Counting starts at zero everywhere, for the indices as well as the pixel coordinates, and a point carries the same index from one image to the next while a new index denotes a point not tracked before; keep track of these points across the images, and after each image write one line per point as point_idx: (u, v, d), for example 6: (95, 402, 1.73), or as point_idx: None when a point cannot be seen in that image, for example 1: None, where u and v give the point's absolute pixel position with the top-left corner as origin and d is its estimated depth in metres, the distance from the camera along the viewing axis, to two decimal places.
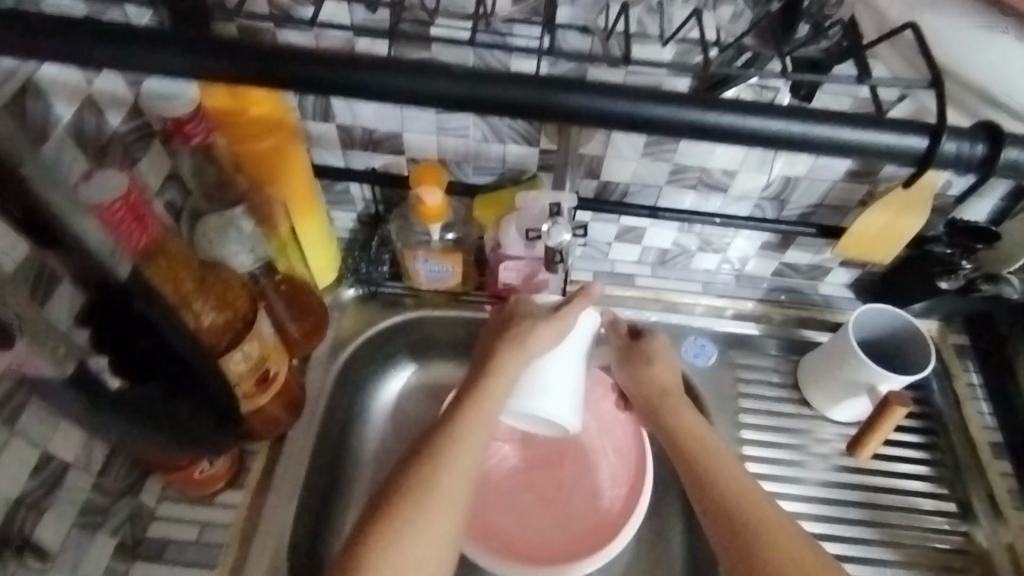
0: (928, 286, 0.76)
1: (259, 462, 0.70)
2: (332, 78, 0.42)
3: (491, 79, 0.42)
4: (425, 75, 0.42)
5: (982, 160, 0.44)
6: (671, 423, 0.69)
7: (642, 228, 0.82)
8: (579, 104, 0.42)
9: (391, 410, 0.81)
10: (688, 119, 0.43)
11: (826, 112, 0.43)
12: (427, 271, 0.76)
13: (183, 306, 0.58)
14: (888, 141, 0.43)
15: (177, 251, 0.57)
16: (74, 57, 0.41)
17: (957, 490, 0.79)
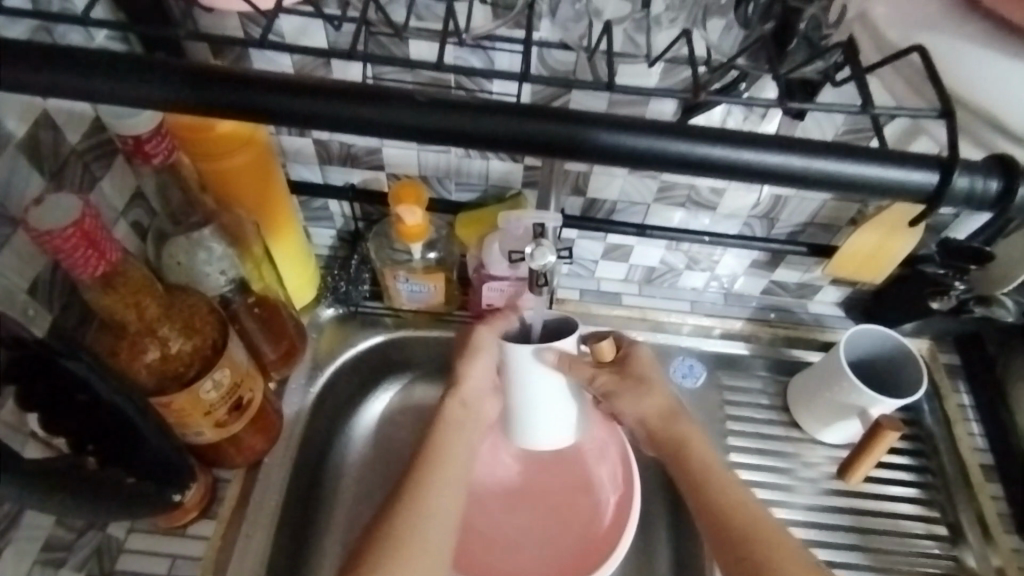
0: (918, 306, 0.75)
1: (232, 491, 0.67)
2: (292, 101, 0.40)
3: (460, 108, 0.40)
4: (388, 101, 0.40)
5: (998, 195, 0.41)
6: (680, 451, 0.65)
7: (629, 246, 0.80)
8: (577, 137, 0.40)
9: (373, 433, 0.80)
10: (674, 152, 0.40)
11: (824, 142, 0.40)
12: (408, 291, 0.74)
13: (146, 334, 0.56)
14: (893, 176, 0.40)
15: (137, 276, 0.53)
16: (18, 77, 0.39)
17: (948, 513, 0.78)
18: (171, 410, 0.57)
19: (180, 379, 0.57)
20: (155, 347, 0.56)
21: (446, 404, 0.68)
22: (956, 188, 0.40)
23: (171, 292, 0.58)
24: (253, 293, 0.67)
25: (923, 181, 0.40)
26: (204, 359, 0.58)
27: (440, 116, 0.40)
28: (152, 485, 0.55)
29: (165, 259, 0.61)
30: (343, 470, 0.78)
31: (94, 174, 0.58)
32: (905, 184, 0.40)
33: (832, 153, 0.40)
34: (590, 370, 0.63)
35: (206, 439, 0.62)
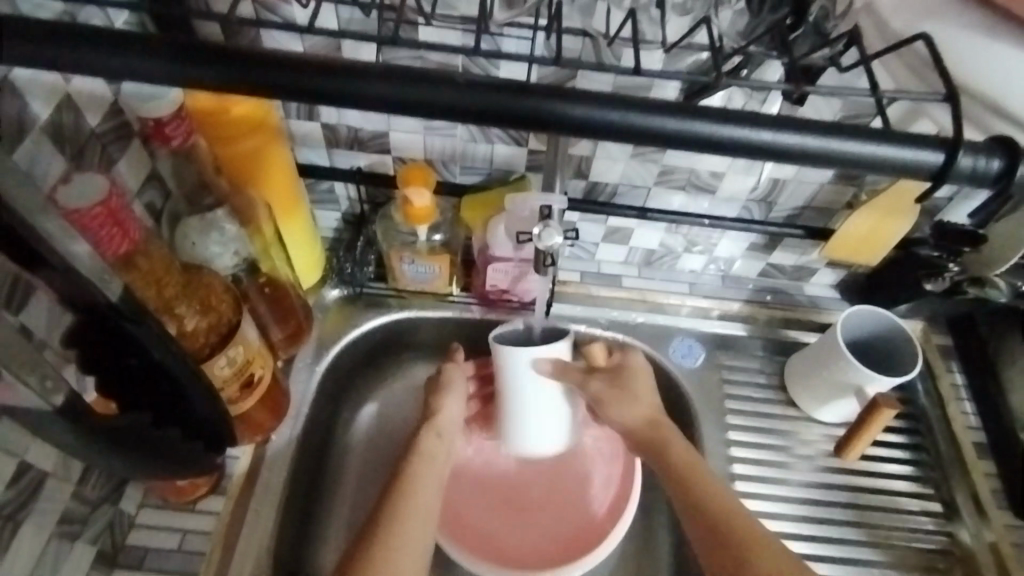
0: (912, 288, 0.77)
1: (242, 468, 0.69)
2: (301, 83, 0.41)
3: (473, 87, 0.41)
4: (400, 83, 0.41)
5: (999, 174, 0.43)
6: (674, 455, 0.66)
7: (629, 229, 0.81)
8: (579, 115, 0.41)
9: (376, 413, 0.82)
10: (674, 129, 0.42)
11: (830, 123, 0.42)
12: (412, 273, 0.76)
13: (165, 311, 0.57)
14: (903, 155, 0.42)
15: (159, 254, 0.56)
16: (51, 60, 0.40)
17: (942, 490, 0.80)
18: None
19: (197, 356, 0.58)
20: (171, 324, 0.57)
21: (423, 435, 0.70)
22: (960, 167, 0.42)
23: (187, 271, 0.60)
24: (262, 274, 0.68)
25: (930, 158, 0.42)
26: (219, 338, 0.59)
27: (453, 101, 0.41)
28: (199, 444, 0.60)
29: (178, 236, 0.61)
30: (348, 448, 0.79)
31: (111, 157, 0.59)
32: (913, 163, 0.42)
33: (839, 134, 0.42)
34: (580, 375, 0.67)
35: None
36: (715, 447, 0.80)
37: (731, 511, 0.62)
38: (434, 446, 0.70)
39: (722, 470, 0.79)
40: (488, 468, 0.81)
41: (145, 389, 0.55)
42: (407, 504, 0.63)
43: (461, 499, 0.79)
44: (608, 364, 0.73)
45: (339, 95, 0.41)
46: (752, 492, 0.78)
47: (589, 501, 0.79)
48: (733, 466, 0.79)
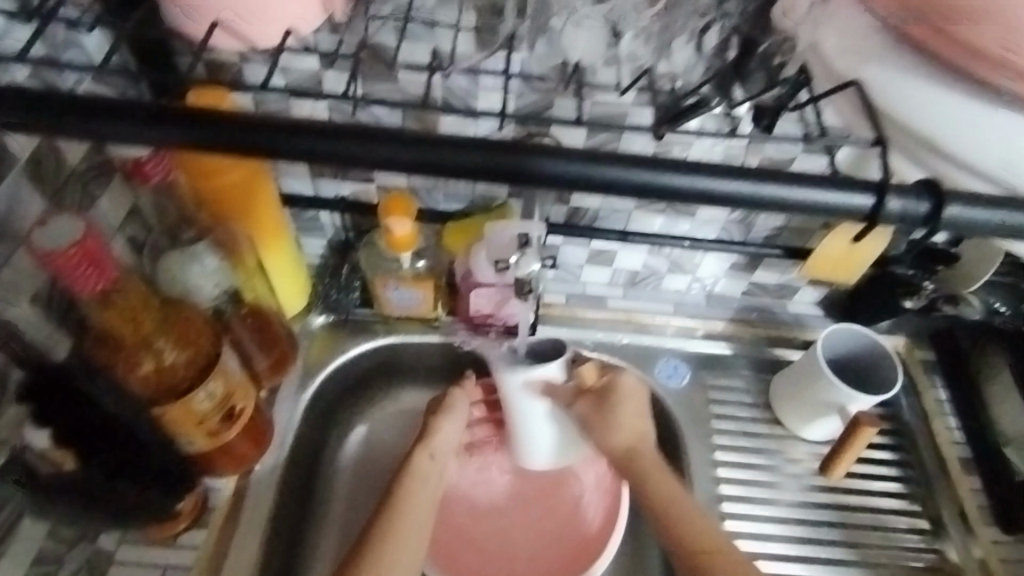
0: (892, 308, 0.80)
1: (225, 499, 0.69)
2: (269, 137, 0.42)
3: (446, 146, 0.42)
4: (366, 137, 0.43)
5: (926, 217, 0.43)
6: (647, 482, 0.67)
7: (612, 251, 0.82)
8: (546, 169, 0.42)
9: (365, 440, 0.82)
10: (636, 179, 0.43)
11: (780, 171, 0.43)
12: (397, 298, 0.77)
13: (143, 346, 0.56)
14: (832, 199, 0.43)
15: (137, 291, 0.55)
16: (27, 113, 0.41)
17: (929, 506, 0.80)
18: (165, 421, 0.59)
19: (174, 391, 0.58)
20: (149, 359, 0.57)
21: (416, 455, 0.70)
22: (890, 210, 0.43)
23: (167, 305, 0.59)
24: (244, 303, 0.68)
25: (861, 202, 0.43)
26: (197, 370, 0.60)
27: (410, 153, 0.42)
28: (154, 494, 0.62)
29: (160, 270, 0.62)
30: (336, 474, 0.80)
31: (92, 193, 0.60)
32: (841, 207, 0.43)
33: (794, 184, 0.43)
34: (569, 394, 0.69)
35: (198, 448, 0.63)
36: (701, 467, 0.80)
37: (697, 531, 0.64)
38: (427, 474, 0.69)
39: (709, 490, 0.79)
40: (477, 497, 0.81)
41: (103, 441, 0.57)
42: (387, 544, 0.63)
43: (452, 523, 0.79)
44: (597, 381, 0.70)
45: (302, 150, 0.42)
46: (740, 513, 0.78)
47: (580, 522, 0.79)
48: (719, 487, 0.79)
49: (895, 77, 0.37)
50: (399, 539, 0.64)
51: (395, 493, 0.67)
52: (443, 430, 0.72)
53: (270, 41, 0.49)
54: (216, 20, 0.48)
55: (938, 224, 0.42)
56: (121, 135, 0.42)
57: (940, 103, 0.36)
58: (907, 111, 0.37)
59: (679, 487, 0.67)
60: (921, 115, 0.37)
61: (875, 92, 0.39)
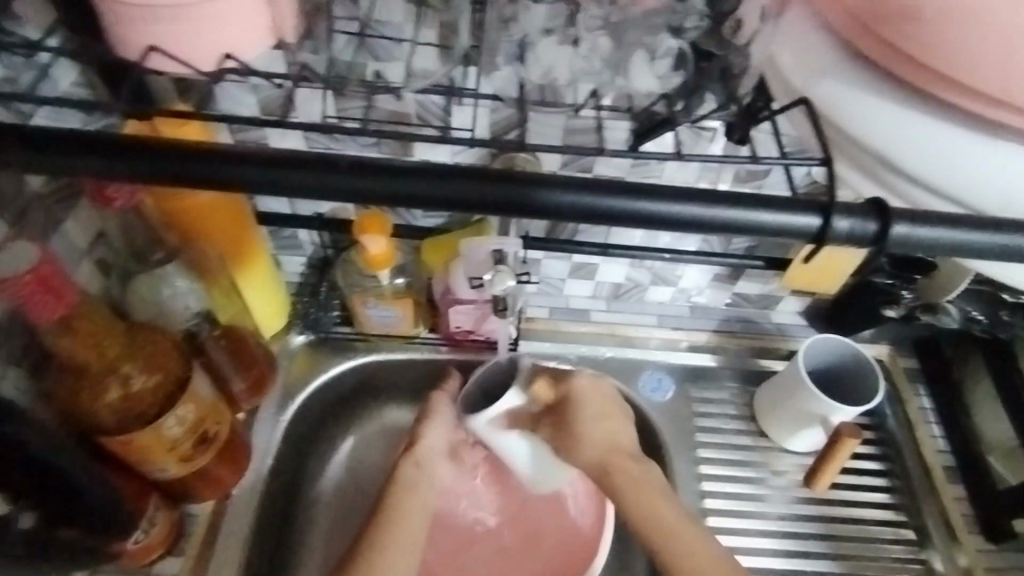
0: (872, 317, 0.81)
1: (201, 524, 0.69)
2: (226, 173, 0.43)
3: (405, 174, 0.43)
4: (322, 170, 0.43)
5: (874, 237, 0.43)
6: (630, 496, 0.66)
7: (594, 264, 0.81)
8: (507, 199, 0.43)
9: (348, 460, 0.81)
10: (594, 207, 0.43)
11: (739, 194, 0.44)
12: (377, 317, 0.76)
13: (109, 373, 0.57)
14: (781, 220, 0.44)
15: (100, 317, 0.57)
16: None
17: (915, 516, 0.80)
18: (132, 449, 0.58)
19: (143, 417, 0.58)
20: (116, 386, 0.57)
21: (402, 464, 0.71)
22: (835, 230, 0.43)
23: (134, 329, 0.60)
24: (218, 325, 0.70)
25: (806, 222, 0.44)
26: (166, 396, 0.60)
27: (368, 184, 0.43)
28: (87, 540, 0.60)
29: (130, 295, 0.65)
30: (315, 498, 0.79)
31: (57, 217, 0.59)
32: (788, 228, 0.44)
33: (752, 207, 0.44)
34: (529, 417, 0.71)
35: (172, 474, 0.63)
36: (685, 481, 0.80)
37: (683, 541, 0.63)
38: (416, 478, 0.71)
39: (693, 504, 0.78)
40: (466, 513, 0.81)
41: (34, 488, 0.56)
42: (383, 549, 0.64)
43: (444, 541, 0.79)
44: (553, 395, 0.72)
45: (257, 181, 0.43)
46: (725, 526, 0.78)
47: (573, 526, 0.80)
48: (704, 500, 0.79)
49: (851, 95, 0.38)
50: (396, 543, 0.65)
51: (390, 502, 0.68)
52: (429, 434, 0.74)
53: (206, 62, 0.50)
54: (153, 44, 0.48)
55: (885, 243, 0.43)
56: (82, 168, 0.43)
57: (901, 120, 0.37)
58: (865, 129, 0.38)
59: (664, 499, 0.66)
60: (877, 133, 0.37)
61: (835, 109, 0.39)
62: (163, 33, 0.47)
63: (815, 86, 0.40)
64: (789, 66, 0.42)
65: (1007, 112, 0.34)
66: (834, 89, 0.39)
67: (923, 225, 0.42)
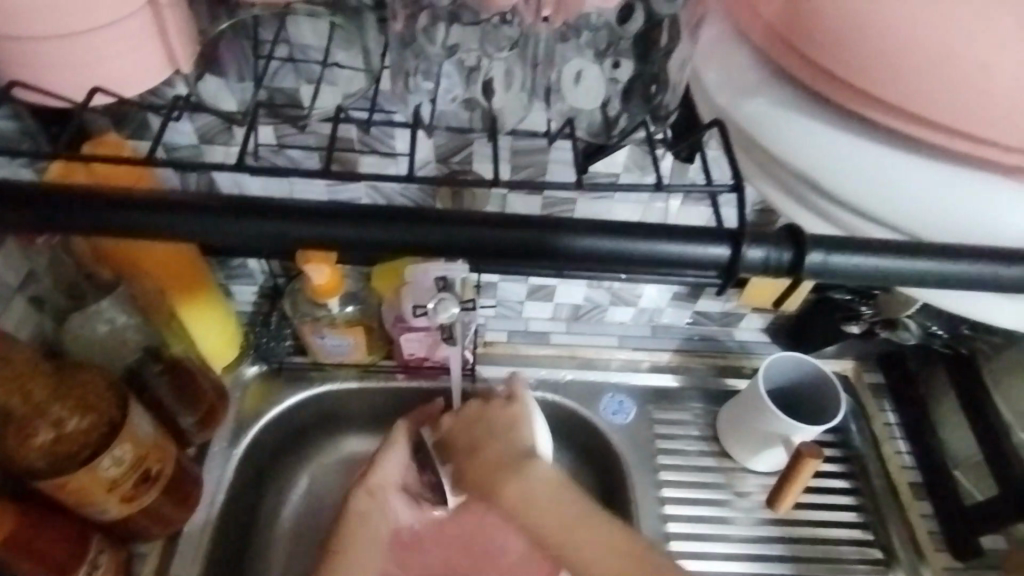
0: (832, 336, 0.81)
1: (150, 564, 0.68)
2: (111, 221, 0.40)
3: (294, 219, 0.40)
4: (229, 215, 0.40)
5: (790, 266, 0.41)
6: (534, 517, 0.57)
7: (552, 285, 0.80)
8: (426, 236, 0.40)
9: (306, 491, 0.81)
10: (517, 242, 0.41)
11: (653, 226, 0.42)
12: (328, 346, 0.76)
13: (38, 416, 0.57)
14: (692, 251, 0.41)
15: (23, 361, 0.56)
16: None
17: (881, 535, 0.79)
18: (68, 491, 0.58)
19: (76, 459, 0.58)
20: (47, 429, 0.57)
21: (356, 493, 0.72)
22: (747, 260, 0.41)
23: (64, 370, 0.60)
24: (161, 361, 0.69)
25: (715, 253, 0.41)
26: (102, 436, 0.59)
27: (265, 230, 0.40)
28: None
29: (66, 337, 0.66)
30: (273, 531, 0.78)
31: None
32: (700, 259, 0.41)
33: (668, 239, 0.41)
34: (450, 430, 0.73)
35: (114, 515, 0.63)
36: (648, 503, 0.78)
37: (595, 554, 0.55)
38: None
39: (654, 529, 0.77)
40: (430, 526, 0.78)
41: None
42: None
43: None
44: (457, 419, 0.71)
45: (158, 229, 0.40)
46: (690, 551, 0.77)
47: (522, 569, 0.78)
48: (667, 525, 0.78)
49: (772, 116, 0.37)
50: None
51: None
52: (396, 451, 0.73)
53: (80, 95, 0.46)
54: (16, 77, 0.44)
55: (802, 271, 0.41)
56: None
57: (827, 144, 0.35)
58: (794, 152, 0.36)
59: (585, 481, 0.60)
60: (809, 157, 0.36)
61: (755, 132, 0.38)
62: (28, 69, 0.44)
63: (740, 104, 0.38)
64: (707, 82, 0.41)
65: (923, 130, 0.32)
66: (760, 108, 0.37)
67: (840, 253, 0.40)
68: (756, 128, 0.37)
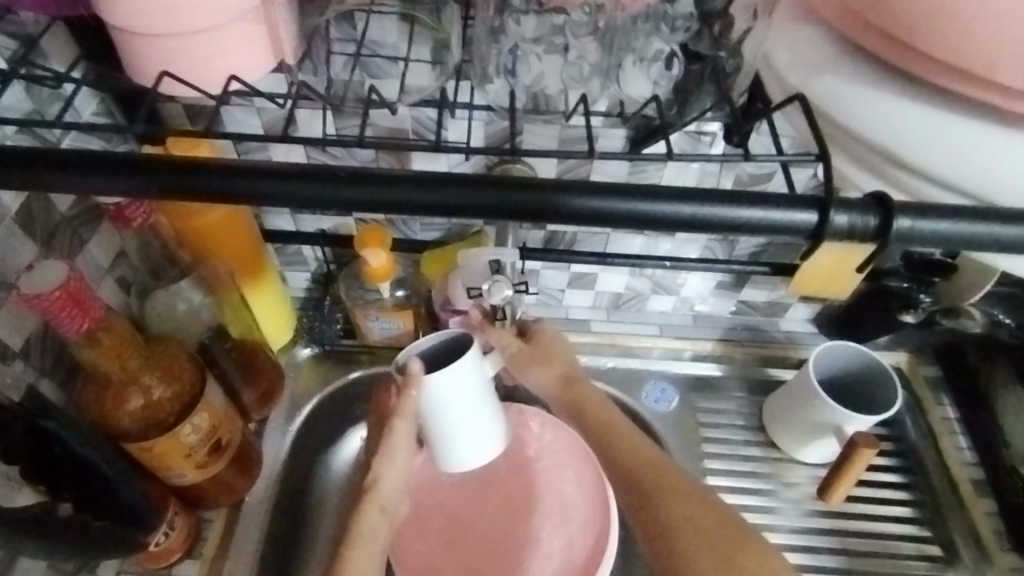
0: (888, 325, 0.79)
1: (216, 529, 0.76)
2: (194, 182, 0.50)
3: (381, 179, 0.50)
4: (297, 177, 0.50)
5: (877, 229, 0.48)
6: (628, 470, 0.62)
7: (593, 274, 0.81)
8: (463, 199, 0.49)
9: (350, 470, 0.84)
10: (580, 206, 0.49)
11: (742, 194, 0.49)
12: (379, 329, 0.80)
13: (131, 382, 0.66)
14: (778, 217, 0.49)
15: (120, 331, 0.64)
16: (21, 180, 0.50)
17: (940, 532, 0.76)
18: (153, 454, 0.67)
19: (161, 424, 0.67)
20: (138, 395, 0.67)
21: (363, 509, 0.63)
22: (834, 224, 0.48)
23: (152, 343, 0.69)
24: (230, 339, 0.77)
25: (805, 219, 0.48)
26: (183, 405, 0.69)
27: (338, 194, 0.50)
28: (117, 527, 0.65)
29: (149, 312, 0.72)
30: (323, 505, 0.82)
31: (81, 237, 0.72)
32: (787, 224, 0.49)
33: (748, 204, 0.49)
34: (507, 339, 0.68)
35: (190, 480, 0.71)
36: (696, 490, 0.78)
37: (624, 442, 0.64)
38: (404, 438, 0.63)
39: None
40: (437, 487, 0.81)
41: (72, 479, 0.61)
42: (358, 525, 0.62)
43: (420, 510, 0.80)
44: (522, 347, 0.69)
45: (243, 190, 0.50)
46: None
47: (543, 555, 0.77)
48: None
49: (843, 91, 0.43)
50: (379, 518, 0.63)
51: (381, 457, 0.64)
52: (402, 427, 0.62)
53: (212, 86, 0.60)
54: (164, 69, 0.58)
55: (887, 236, 0.48)
56: (94, 187, 0.50)
57: (857, 100, 0.43)
58: (861, 122, 0.43)
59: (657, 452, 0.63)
60: (874, 124, 0.42)
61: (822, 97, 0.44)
62: (174, 59, 0.57)
63: (812, 82, 0.45)
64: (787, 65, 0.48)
65: (934, 69, 0.39)
66: (829, 84, 0.44)
67: (925, 219, 0.46)
68: (828, 100, 0.44)
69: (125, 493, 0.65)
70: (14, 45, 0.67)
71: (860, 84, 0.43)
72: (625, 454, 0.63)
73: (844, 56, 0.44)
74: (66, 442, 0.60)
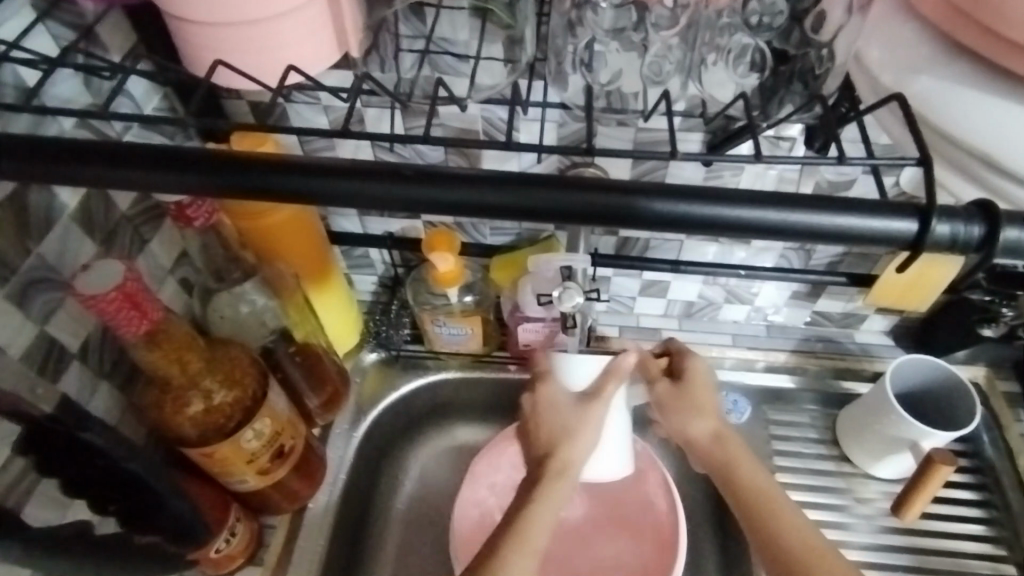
0: (968, 338, 0.77)
1: (278, 536, 0.74)
2: (274, 183, 0.46)
3: (467, 180, 0.45)
4: (381, 180, 0.45)
5: (981, 240, 0.43)
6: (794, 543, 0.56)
7: (665, 281, 0.80)
8: (549, 202, 0.45)
9: (419, 472, 0.85)
10: (696, 215, 0.44)
11: (845, 200, 0.44)
12: (446, 335, 0.79)
13: (191, 386, 0.64)
14: (875, 226, 0.44)
15: (181, 334, 0.62)
16: (95, 181, 0.46)
17: (1017, 551, 0.74)
18: (215, 459, 0.65)
19: (223, 430, 0.65)
20: (198, 400, 0.64)
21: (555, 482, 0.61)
22: (936, 235, 0.43)
23: (214, 346, 0.67)
24: (294, 342, 0.75)
25: (903, 228, 0.44)
26: (244, 410, 0.66)
27: (424, 195, 0.45)
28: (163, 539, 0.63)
29: (212, 314, 0.70)
30: (389, 514, 0.82)
31: (142, 237, 0.70)
32: (882, 233, 0.44)
33: (850, 212, 0.44)
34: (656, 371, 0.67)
35: (252, 486, 0.70)
36: None
37: (799, 542, 0.56)
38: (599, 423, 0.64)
39: None
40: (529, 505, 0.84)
41: (113, 493, 0.59)
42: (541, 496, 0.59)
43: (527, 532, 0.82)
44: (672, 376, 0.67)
45: (324, 194, 0.46)
46: None
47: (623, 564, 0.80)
48: None
49: (946, 90, 0.40)
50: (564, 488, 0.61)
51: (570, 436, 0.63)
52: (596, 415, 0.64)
53: (267, 78, 0.55)
54: (225, 60, 0.52)
55: (992, 249, 0.43)
56: (171, 188, 0.46)
57: (955, 98, 0.40)
58: (958, 123, 0.40)
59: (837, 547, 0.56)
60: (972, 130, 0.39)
61: (926, 103, 0.41)
62: (235, 51, 0.52)
63: (906, 83, 0.42)
64: (882, 64, 0.45)
65: None
66: (928, 85, 0.41)
67: None
68: (926, 101, 0.41)
69: (175, 503, 0.63)
70: (70, 36, 0.61)
71: (958, 83, 0.40)
72: (795, 536, 0.56)
73: (952, 54, 0.41)
74: (108, 455, 0.57)
